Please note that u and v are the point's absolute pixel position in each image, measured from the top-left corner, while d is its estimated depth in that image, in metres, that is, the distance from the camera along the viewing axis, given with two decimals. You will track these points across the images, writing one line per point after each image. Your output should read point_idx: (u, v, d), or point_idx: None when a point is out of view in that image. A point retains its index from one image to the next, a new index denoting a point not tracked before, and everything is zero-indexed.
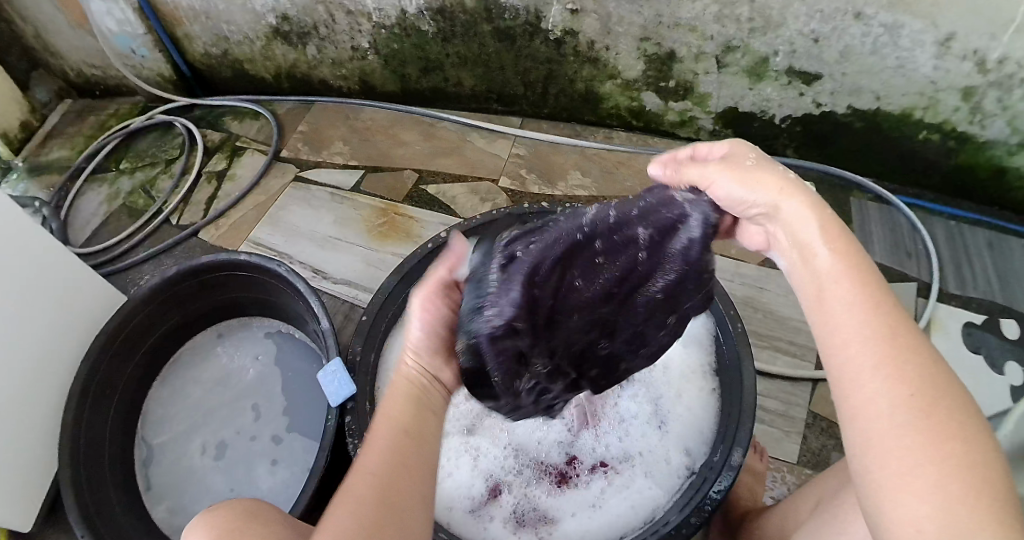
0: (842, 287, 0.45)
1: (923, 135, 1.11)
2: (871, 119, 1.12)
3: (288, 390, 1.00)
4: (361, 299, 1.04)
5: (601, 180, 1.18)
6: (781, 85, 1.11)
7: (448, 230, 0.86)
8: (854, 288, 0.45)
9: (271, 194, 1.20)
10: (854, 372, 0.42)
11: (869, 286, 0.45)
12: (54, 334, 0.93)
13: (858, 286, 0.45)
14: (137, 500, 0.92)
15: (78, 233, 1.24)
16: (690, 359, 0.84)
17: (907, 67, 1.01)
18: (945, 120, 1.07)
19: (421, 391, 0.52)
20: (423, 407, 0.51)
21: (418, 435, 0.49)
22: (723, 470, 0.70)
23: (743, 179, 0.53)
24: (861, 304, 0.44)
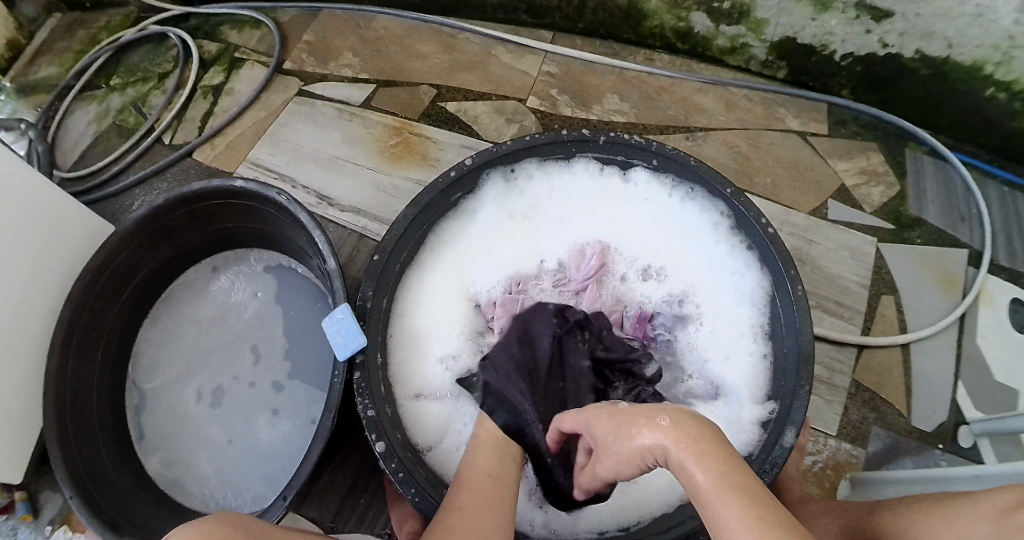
0: (688, 457, 0.43)
1: (990, 92, 0.96)
2: (938, 68, 0.97)
3: (290, 331, 0.90)
4: (370, 230, 0.94)
5: (640, 106, 1.07)
6: (848, 19, 0.97)
7: (473, 157, 0.72)
8: (696, 457, 0.43)
9: (273, 109, 1.08)
10: (725, 526, 0.40)
11: (707, 440, 0.44)
12: (41, 276, 0.85)
13: (714, 453, 0.43)
14: (130, 450, 0.85)
15: (70, 157, 1.13)
16: (744, 318, 0.73)
17: (985, 17, 0.87)
18: (1017, 79, 0.92)
19: (498, 467, 0.57)
20: (500, 481, 0.55)
21: (492, 504, 0.53)
22: (774, 452, 0.63)
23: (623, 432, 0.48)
24: (714, 469, 0.42)
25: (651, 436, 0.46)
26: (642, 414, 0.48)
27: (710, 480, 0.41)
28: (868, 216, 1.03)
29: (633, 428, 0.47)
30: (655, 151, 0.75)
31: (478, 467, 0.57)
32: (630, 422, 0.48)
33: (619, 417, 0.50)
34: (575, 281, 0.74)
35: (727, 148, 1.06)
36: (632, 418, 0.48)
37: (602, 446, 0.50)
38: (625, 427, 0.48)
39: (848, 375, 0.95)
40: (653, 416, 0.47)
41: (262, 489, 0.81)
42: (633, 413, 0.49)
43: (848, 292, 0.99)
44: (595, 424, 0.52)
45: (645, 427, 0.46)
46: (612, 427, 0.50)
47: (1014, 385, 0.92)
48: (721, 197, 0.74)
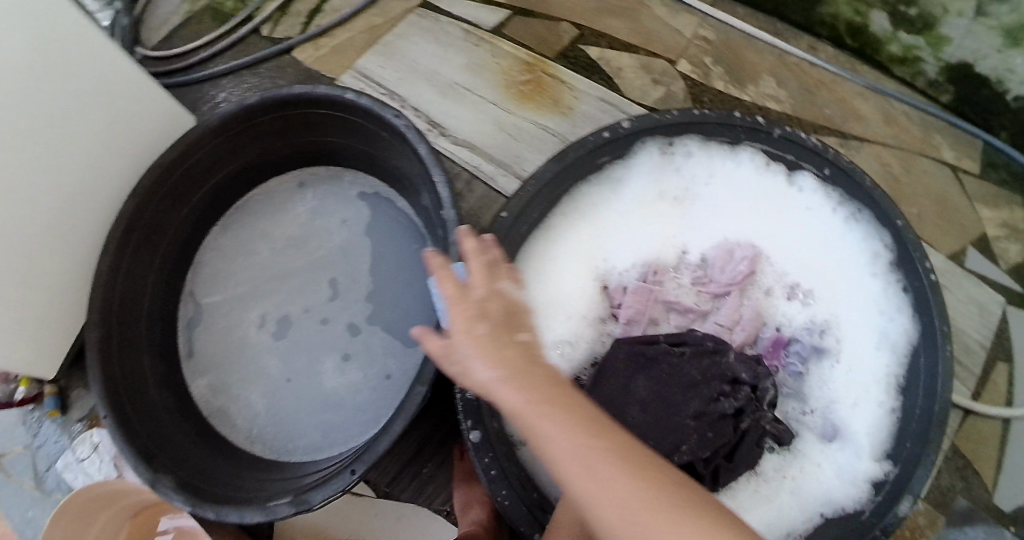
0: (538, 412, 0.39)
1: None
2: None
3: (377, 269, 0.82)
4: (484, 170, 0.85)
5: (799, 98, 0.95)
6: None
7: (633, 119, 0.62)
8: (553, 414, 0.39)
9: (389, 18, 0.97)
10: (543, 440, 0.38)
11: (598, 421, 0.39)
12: (114, 167, 0.78)
13: (563, 408, 0.39)
14: (176, 367, 0.80)
15: (156, 34, 1.05)
16: (881, 365, 0.64)
17: None
18: None
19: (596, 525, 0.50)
20: None
21: None
22: (885, 520, 0.57)
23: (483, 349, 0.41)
24: (570, 433, 0.38)
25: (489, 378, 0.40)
26: (529, 366, 0.41)
27: (526, 403, 0.39)
28: (1003, 274, 0.92)
29: (490, 354, 0.41)
30: (829, 159, 0.65)
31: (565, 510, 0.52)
32: (528, 366, 0.41)
33: (512, 346, 0.41)
34: (717, 284, 0.64)
35: (880, 165, 0.95)
36: (511, 356, 0.41)
37: (464, 314, 0.42)
38: (499, 357, 0.41)
39: (947, 440, 0.86)
40: (494, 362, 0.41)
41: (318, 439, 0.75)
42: (524, 361, 0.41)
43: (966, 351, 0.90)
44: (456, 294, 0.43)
45: (531, 379, 0.40)
46: (500, 344, 0.41)
47: None
48: (889, 227, 0.63)
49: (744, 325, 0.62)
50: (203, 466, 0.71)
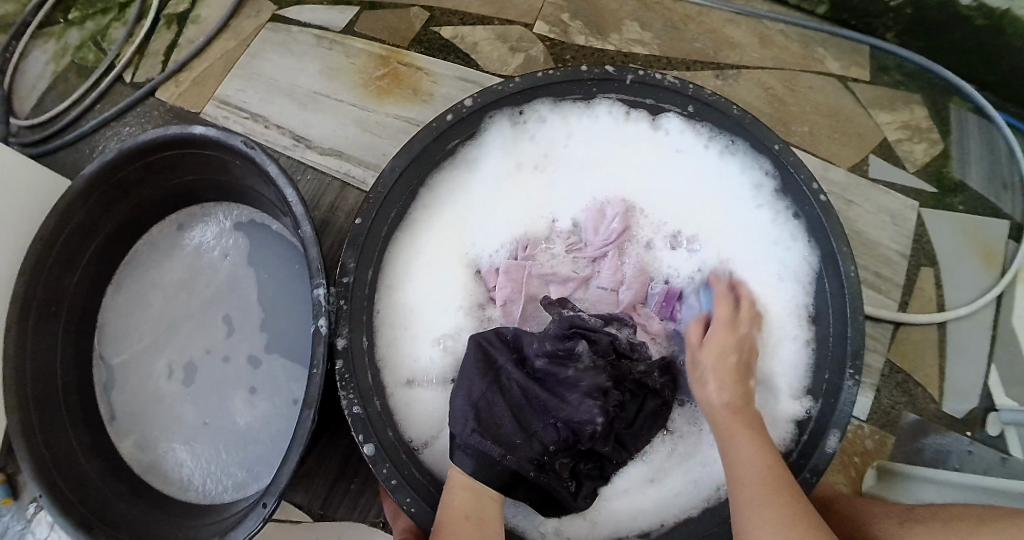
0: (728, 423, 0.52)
1: None
2: (997, 21, 0.86)
3: (265, 298, 0.80)
4: (354, 175, 0.83)
5: (665, 37, 0.94)
6: None
7: (475, 96, 0.62)
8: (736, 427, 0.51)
9: (243, 37, 0.95)
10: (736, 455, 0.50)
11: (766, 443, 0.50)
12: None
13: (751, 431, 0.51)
14: (102, 435, 0.78)
15: (28, 103, 0.99)
16: (782, 295, 0.63)
17: None
18: None
19: (477, 503, 0.50)
20: (484, 522, 0.49)
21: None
22: (815, 459, 0.57)
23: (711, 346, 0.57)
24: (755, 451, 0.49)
25: (715, 394, 0.54)
26: (738, 378, 0.55)
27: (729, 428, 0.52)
28: (910, 177, 0.93)
29: (719, 376, 0.55)
30: (691, 95, 0.64)
31: (454, 509, 0.49)
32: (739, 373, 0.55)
33: (734, 356, 0.56)
34: (592, 247, 0.64)
35: (762, 89, 0.94)
36: (727, 365, 0.55)
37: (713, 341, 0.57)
38: (718, 362, 0.55)
39: (881, 356, 0.86)
40: (723, 388, 0.54)
41: (241, 476, 0.74)
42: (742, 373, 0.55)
43: (887, 263, 0.90)
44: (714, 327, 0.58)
45: (718, 386, 0.54)
46: (724, 353, 0.56)
47: None
48: (766, 153, 0.64)
49: (629, 282, 0.63)
50: (146, 526, 0.70)
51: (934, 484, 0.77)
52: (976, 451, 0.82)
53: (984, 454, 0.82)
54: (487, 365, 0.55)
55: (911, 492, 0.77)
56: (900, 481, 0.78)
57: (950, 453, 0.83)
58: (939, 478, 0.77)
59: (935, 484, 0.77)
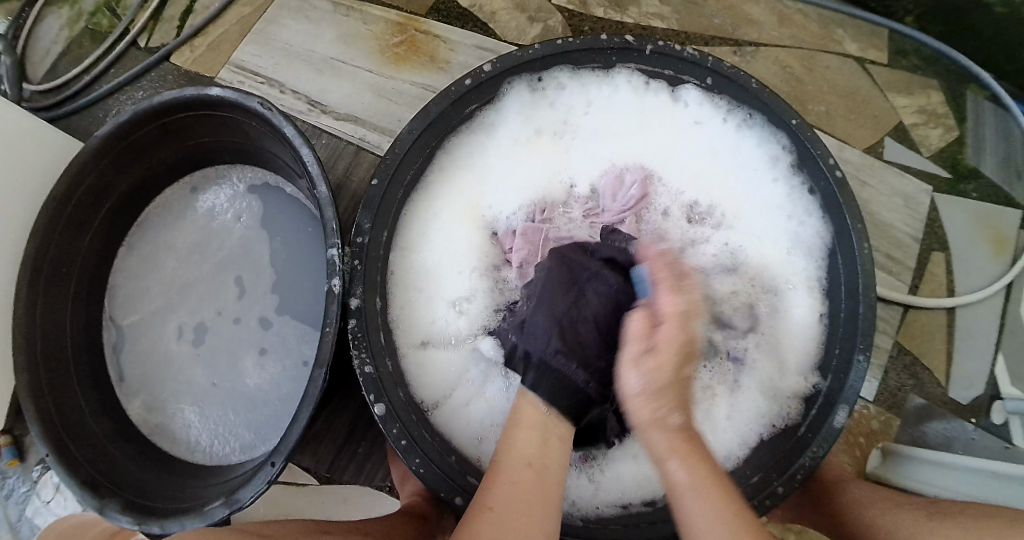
0: (672, 458, 0.43)
1: None
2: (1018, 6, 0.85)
3: (276, 263, 0.80)
4: (369, 141, 0.83)
5: (684, 11, 0.93)
6: None
7: (492, 62, 0.61)
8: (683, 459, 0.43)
9: (259, 5, 0.93)
10: (684, 497, 0.42)
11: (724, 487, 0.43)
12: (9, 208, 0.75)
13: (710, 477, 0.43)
14: (110, 396, 0.78)
15: (42, 67, 0.98)
16: (797, 268, 0.64)
17: None
18: None
19: (543, 438, 0.47)
20: (549, 453, 0.47)
21: (543, 478, 0.46)
22: (821, 435, 0.56)
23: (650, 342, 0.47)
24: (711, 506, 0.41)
25: (657, 418, 0.45)
26: (678, 399, 0.46)
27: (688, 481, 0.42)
28: (924, 160, 0.92)
29: (653, 400, 0.45)
30: (710, 67, 0.63)
31: (517, 453, 0.47)
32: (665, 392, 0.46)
33: (675, 374, 0.46)
34: (609, 214, 0.64)
35: (779, 67, 0.94)
36: (663, 385, 0.46)
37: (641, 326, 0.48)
38: (656, 383, 0.46)
39: (890, 337, 0.86)
40: (670, 412, 0.45)
41: (250, 438, 0.75)
42: (680, 393, 0.46)
43: (900, 246, 0.89)
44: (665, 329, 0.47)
45: (666, 410, 0.45)
46: (661, 373, 0.46)
47: None
48: (784, 127, 0.62)
49: None
50: (154, 483, 0.70)
51: (934, 465, 0.79)
52: (978, 438, 0.83)
53: (988, 441, 0.82)
54: (570, 284, 0.55)
55: (912, 473, 0.79)
56: (901, 462, 0.80)
57: (956, 438, 0.83)
58: (938, 458, 0.79)
59: (934, 465, 0.79)
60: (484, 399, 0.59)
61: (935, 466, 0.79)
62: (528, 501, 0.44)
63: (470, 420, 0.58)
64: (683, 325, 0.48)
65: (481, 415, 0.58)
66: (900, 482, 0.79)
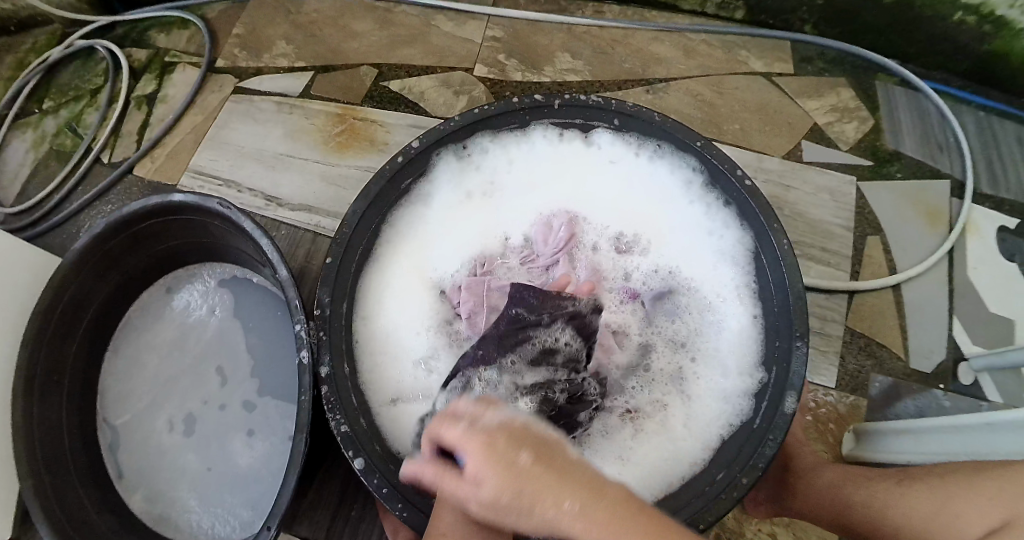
0: (595, 530, 0.38)
1: (958, 16, 0.95)
2: None
3: (253, 347, 0.87)
4: (326, 226, 0.90)
5: (594, 62, 1.03)
6: None
7: (421, 138, 0.68)
8: (607, 522, 0.38)
9: (210, 111, 1.02)
10: None
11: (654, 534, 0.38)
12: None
13: (625, 524, 0.38)
14: (110, 493, 0.81)
15: (11, 193, 1.03)
16: (727, 277, 0.69)
17: None
18: (984, 1, 0.92)
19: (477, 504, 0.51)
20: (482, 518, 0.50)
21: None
22: (776, 421, 0.59)
23: (507, 487, 0.40)
24: None
25: (553, 517, 0.38)
26: (558, 483, 0.39)
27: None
28: (844, 154, 0.99)
29: (536, 499, 0.39)
30: (614, 110, 0.71)
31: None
32: (534, 488, 0.39)
33: (537, 462, 0.40)
34: (545, 256, 0.70)
35: (691, 97, 1.02)
36: (518, 485, 0.39)
37: (494, 487, 0.40)
38: (513, 490, 0.39)
39: (841, 323, 0.90)
40: (561, 497, 0.39)
41: (248, 514, 0.79)
42: (563, 478, 0.40)
43: (833, 236, 0.95)
44: (472, 461, 0.41)
45: (551, 498, 0.39)
46: (500, 478, 0.40)
47: (1009, 315, 0.90)
48: (691, 150, 0.69)
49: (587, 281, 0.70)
50: None
51: (906, 434, 0.76)
52: (949, 402, 0.86)
53: (962, 402, 0.86)
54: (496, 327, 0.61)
55: (884, 447, 0.78)
56: (872, 438, 0.80)
57: (927, 407, 0.86)
58: (910, 427, 0.76)
59: (904, 434, 0.76)
60: None
61: (906, 435, 0.76)
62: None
63: None
64: (473, 436, 0.42)
65: None
66: (874, 458, 0.79)
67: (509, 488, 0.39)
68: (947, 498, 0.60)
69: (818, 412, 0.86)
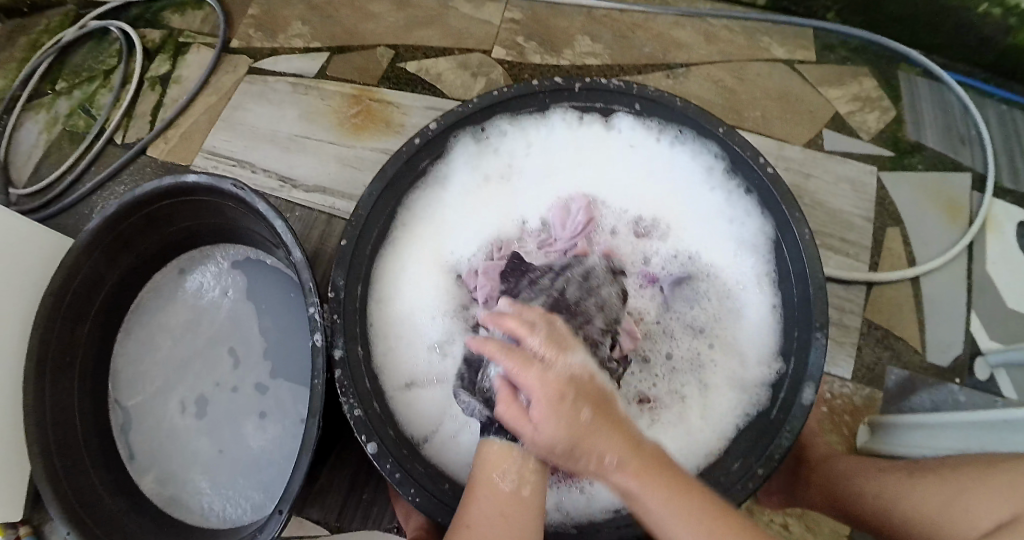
0: (634, 480, 0.48)
1: (984, 8, 0.93)
2: None
3: (265, 329, 0.86)
4: (339, 209, 0.89)
5: (614, 45, 1.01)
6: None
7: (438, 119, 0.67)
8: (637, 477, 0.48)
9: (224, 92, 1.01)
10: (653, 510, 0.48)
11: (661, 469, 0.49)
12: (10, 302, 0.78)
13: (657, 479, 0.49)
14: (122, 474, 0.81)
15: (25, 172, 1.03)
16: (747, 264, 0.68)
17: None
18: None
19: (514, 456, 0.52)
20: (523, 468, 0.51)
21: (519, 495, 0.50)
22: (793, 412, 0.58)
23: (561, 434, 0.48)
24: (683, 511, 0.48)
25: (597, 466, 0.49)
26: (600, 421, 0.49)
27: (642, 489, 0.48)
28: (866, 144, 0.97)
29: (563, 424, 0.48)
30: (636, 94, 0.69)
31: (490, 464, 0.52)
32: (587, 439, 0.48)
33: (594, 401, 0.50)
34: (562, 241, 0.69)
35: (712, 83, 1.00)
36: (574, 425, 0.48)
37: (537, 432, 0.48)
38: (567, 428, 0.48)
39: (860, 315, 0.89)
40: (604, 451, 0.48)
41: (259, 497, 0.79)
42: (605, 412, 0.50)
43: (852, 227, 0.93)
44: (540, 408, 0.48)
45: (596, 456, 0.48)
46: (558, 423, 0.48)
47: None
48: (713, 138, 0.68)
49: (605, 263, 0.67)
50: None
51: (926, 429, 0.75)
52: (967, 398, 0.84)
53: (981, 399, 0.84)
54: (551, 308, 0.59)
55: (901, 441, 0.77)
56: (887, 431, 0.79)
57: (945, 402, 0.84)
58: (926, 423, 0.75)
59: (923, 428, 0.75)
60: (470, 428, 0.62)
61: (926, 430, 0.75)
62: (510, 507, 0.49)
63: (456, 453, 0.61)
64: (549, 377, 0.48)
65: (468, 445, 0.61)
66: (889, 451, 0.77)
67: (564, 431, 0.48)
68: (960, 492, 0.59)
69: (835, 405, 0.85)
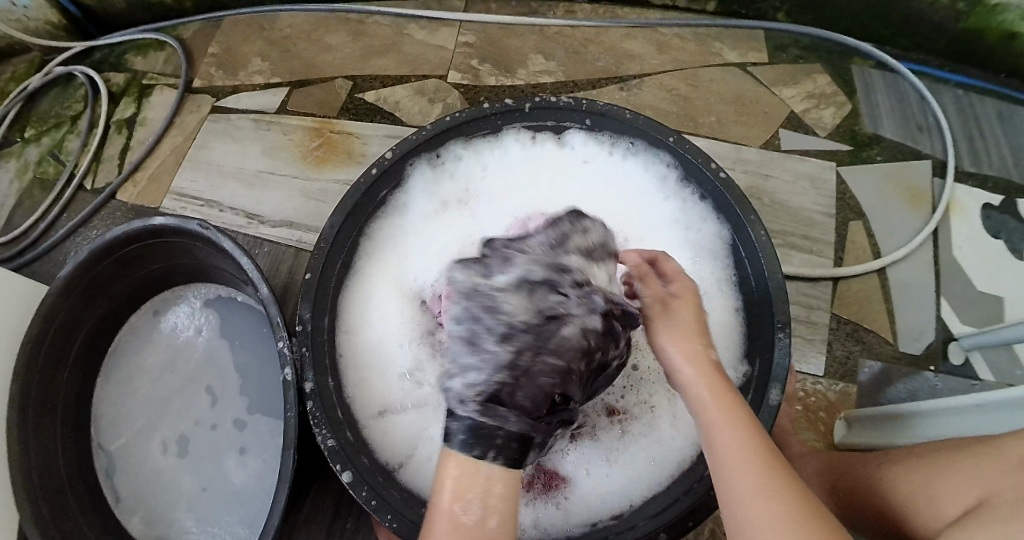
0: (711, 413, 0.50)
1: None
2: None
3: (241, 364, 0.87)
4: (307, 242, 0.90)
5: (567, 62, 1.03)
6: None
7: (393, 149, 0.70)
8: (718, 410, 0.50)
9: (189, 132, 1.02)
10: (723, 461, 0.47)
11: (749, 424, 0.49)
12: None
13: (735, 419, 0.49)
14: (109, 518, 0.82)
15: None
16: (707, 269, 0.69)
17: None
18: None
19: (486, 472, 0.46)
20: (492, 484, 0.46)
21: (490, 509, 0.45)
22: (761, 413, 0.59)
23: (687, 359, 0.53)
24: (739, 440, 0.48)
25: (685, 395, 0.51)
26: (711, 366, 0.53)
27: (722, 435, 0.48)
28: (819, 141, 1.00)
29: (694, 374, 0.52)
30: (584, 110, 0.72)
31: (451, 487, 0.46)
32: (702, 367, 0.52)
33: (702, 348, 0.54)
34: None
35: (667, 92, 1.02)
36: (697, 354, 0.53)
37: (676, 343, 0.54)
38: (692, 355, 0.53)
39: (827, 311, 0.91)
40: (706, 376, 0.52)
41: (245, 533, 0.79)
42: (710, 360, 0.53)
43: (814, 224, 0.95)
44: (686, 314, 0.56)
45: (700, 376, 0.52)
46: (691, 346, 0.53)
47: (997, 292, 0.91)
48: (664, 147, 0.70)
49: None
50: None
51: (900, 420, 0.77)
52: (941, 383, 0.87)
53: (954, 383, 0.86)
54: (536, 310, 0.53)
55: (874, 434, 0.78)
56: (863, 424, 0.81)
57: (919, 390, 0.86)
58: (900, 413, 0.77)
59: (898, 419, 0.77)
60: None
61: (896, 421, 0.77)
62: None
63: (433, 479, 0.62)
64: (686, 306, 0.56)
65: None
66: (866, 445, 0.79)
67: (689, 357, 0.53)
68: (925, 478, 0.60)
69: (809, 401, 0.87)
